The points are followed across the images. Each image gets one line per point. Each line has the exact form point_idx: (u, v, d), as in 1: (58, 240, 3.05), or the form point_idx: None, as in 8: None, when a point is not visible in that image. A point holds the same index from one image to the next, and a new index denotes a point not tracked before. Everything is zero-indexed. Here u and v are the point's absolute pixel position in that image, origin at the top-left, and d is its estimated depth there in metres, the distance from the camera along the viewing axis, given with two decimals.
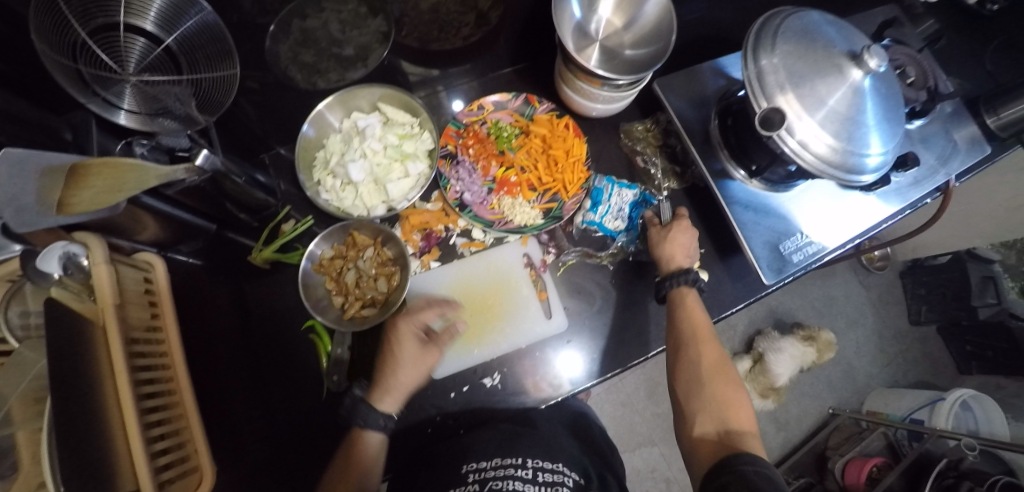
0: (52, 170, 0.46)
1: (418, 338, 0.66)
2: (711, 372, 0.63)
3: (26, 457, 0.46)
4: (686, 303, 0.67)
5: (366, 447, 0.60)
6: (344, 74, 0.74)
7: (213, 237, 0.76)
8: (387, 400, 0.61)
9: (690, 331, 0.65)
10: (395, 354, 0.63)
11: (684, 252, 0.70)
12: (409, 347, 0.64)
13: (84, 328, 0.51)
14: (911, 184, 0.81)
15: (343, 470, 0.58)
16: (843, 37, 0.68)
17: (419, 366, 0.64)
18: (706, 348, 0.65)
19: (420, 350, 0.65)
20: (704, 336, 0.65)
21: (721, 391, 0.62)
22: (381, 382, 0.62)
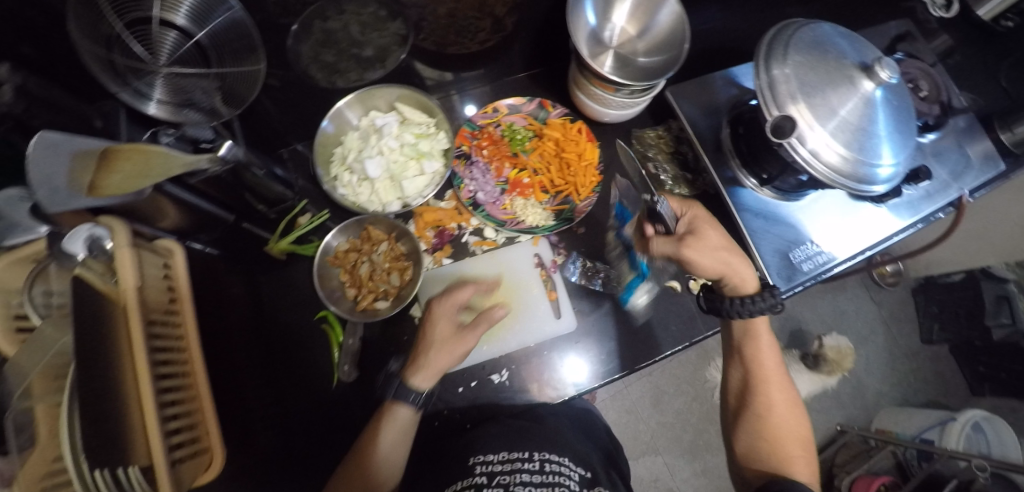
0: (82, 153, 0.49)
1: (453, 322, 0.65)
2: (777, 414, 0.66)
3: (43, 432, 0.47)
4: (756, 344, 0.68)
5: (398, 419, 0.61)
6: (363, 74, 0.76)
7: (231, 227, 0.78)
8: (420, 375, 0.62)
9: (756, 368, 0.68)
10: (428, 335, 0.63)
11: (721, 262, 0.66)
12: (442, 329, 0.64)
13: (108, 308, 0.53)
14: (923, 197, 0.81)
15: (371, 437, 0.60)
16: (854, 49, 0.69)
17: (453, 348, 0.63)
18: (775, 388, 0.67)
19: (454, 333, 0.64)
20: (774, 380, 0.67)
21: (781, 441, 0.64)
22: (415, 360, 0.63)
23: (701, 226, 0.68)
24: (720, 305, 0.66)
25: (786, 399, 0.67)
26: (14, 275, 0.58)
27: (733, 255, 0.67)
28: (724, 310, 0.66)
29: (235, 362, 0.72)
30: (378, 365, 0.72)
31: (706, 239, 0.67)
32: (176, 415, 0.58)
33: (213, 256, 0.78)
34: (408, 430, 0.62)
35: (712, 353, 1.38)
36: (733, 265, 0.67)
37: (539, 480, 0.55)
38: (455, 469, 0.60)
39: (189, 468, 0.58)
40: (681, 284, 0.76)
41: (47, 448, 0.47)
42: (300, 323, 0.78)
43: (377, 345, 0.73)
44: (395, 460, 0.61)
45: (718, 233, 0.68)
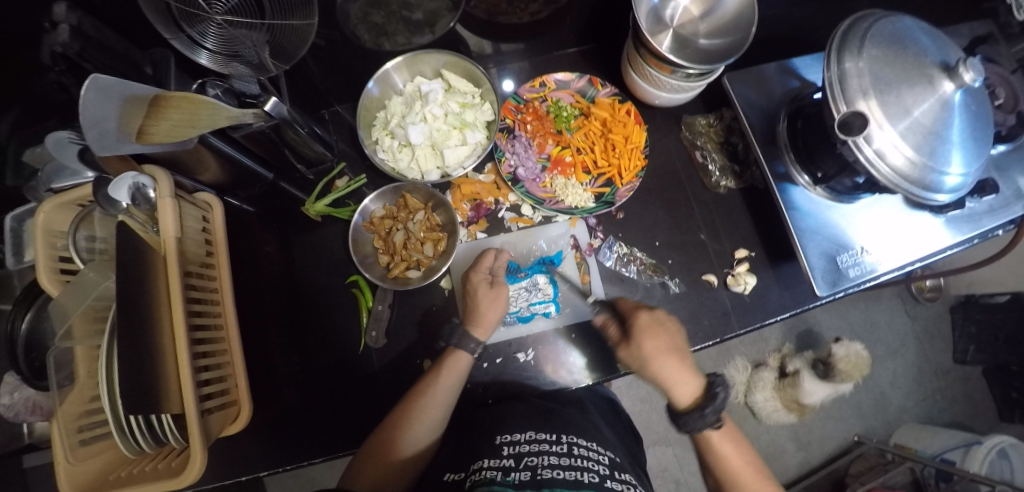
0: (135, 98, 0.49)
1: (487, 281, 0.68)
2: None
3: (81, 373, 0.53)
4: (718, 453, 0.62)
5: (455, 363, 0.64)
6: (411, 39, 0.73)
7: (268, 185, 0.78)
8: (480, 329, 0.65)
9: (727, 476, 0.62)
10: (472, 302, 0.65)
11: (674, 377, 0.59)
12: (480, 291, 0.66)
13: (148, 256, 0.54)
14: (986, 211, 0.76)
15: (402, 412, 0.61)
16: (936, 47, 0.64)
17: (498, 301, 0.66)
18: (754, 484, 0.61)
19: (491, 288, 0.67)
20: (749, 478, 0.61)
21: None
22: (470, 320, 0.66)
23: (638, 332, 0.62)
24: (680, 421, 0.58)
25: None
26: (60, 219, 0.59)
27: (684, 362, 0.60)
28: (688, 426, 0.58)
29: (267, 323, 0.74)
30: (405, 352, 0.72)
31: (664, 358, 0.59)
32: (207, 365, 0.59)
33: (250, 212, 0.78)
34: (460, 381, 0.64)
35: (732, 353, 1.35)
36: (682, 375, 0.59)
37: (566, 462, 0.52)
38: (482, 446, 0.58)
39: (217, 419, 0.59)
40: (718, 278, 0.74)
41: (85, 387, 0.53)
42: (326, 286, 0.77)
43: (405, 315, 0.72)
44: (425, 437, 0.61)
45: (657, 341, 0.61)
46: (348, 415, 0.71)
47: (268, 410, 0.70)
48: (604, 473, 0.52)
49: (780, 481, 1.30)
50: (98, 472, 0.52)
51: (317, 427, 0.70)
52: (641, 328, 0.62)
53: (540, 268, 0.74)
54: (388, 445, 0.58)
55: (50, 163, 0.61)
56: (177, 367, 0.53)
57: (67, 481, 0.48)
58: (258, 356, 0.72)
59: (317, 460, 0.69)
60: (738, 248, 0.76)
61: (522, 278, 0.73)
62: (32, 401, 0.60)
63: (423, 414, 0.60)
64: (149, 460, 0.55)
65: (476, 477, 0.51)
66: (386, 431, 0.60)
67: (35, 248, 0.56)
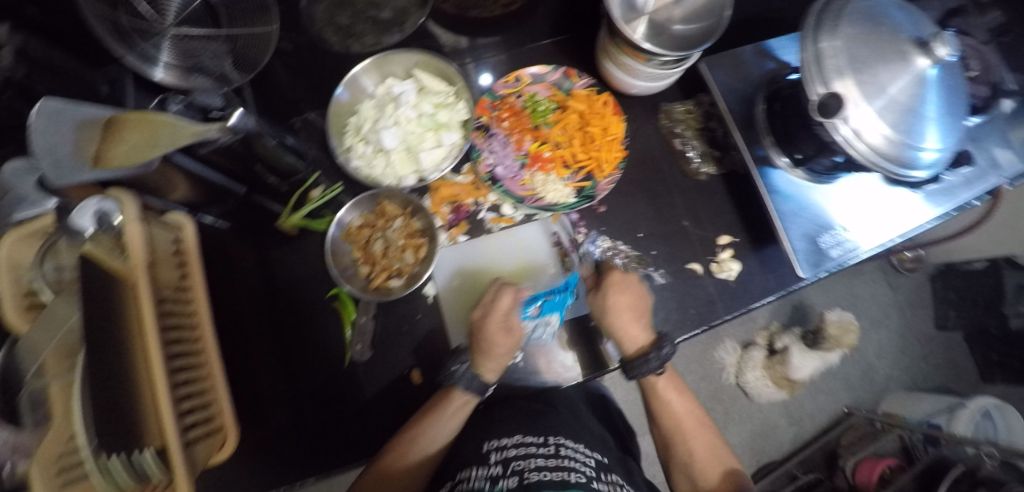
0: (87, 123, 0.46)
1: (504, 326, 0.63)
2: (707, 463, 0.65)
3: (58, 408, 0.45)
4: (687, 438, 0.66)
5: (459, 408, 0.62)
6: (380, 39, 0.70)
7: (241, 199, 0.76)
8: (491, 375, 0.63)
9: (688, 454, 0.66)
10: (487, 351, 0.62)
11: (632, 312, 0.64)
12: (499, 343, 0.62)
13: (116, 286, 0.52)
14: (962, 183, 0.77)
15: (393, 453, 0.60)
16: (909, 21, 0.64)
17: (513, 350, 0.64)
18: (696, 435, 0.67)
19: (507, 337, 0.63)
20: (689, 426, 0.68)
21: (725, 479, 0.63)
22: (480, 363, 0.63)
23: (607, 284, 0.66)
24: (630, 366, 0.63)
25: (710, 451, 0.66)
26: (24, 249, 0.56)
27: (640, 321, 0.64)
28: (634, 372, 0.63)
29: (250, 345, 0.72)
30: (391, 364, 0.71)
31: (620, 308, 0.64)
32: (189, 394, 0.58)
33: (224, 229, 0.76)
34: (461, 415, 0.62)
35: (722, 335, 1.37)
36: (635, 329, 0.64)
37: (552, 464, 0.52)
38: (469, 452, 0.60)
39: (204, 448, 0.58)
40: (702, 266, 0.75)
41: (63, 426, 0.45)
42: (312, 300, 0.76)
43: (390, 324, 0.72)
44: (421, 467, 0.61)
45: (626, 294, 0.65)
46: (336, 433, 0.70)
47: (257, 430, 0.69)
48: (591, 474, 0.52)
49: (775, 456, 1.33)
50: None
51: (305, 447, 0.69)
52: (610, 276, 0.66)
53: (556, 307, 0.68)
54: (385, 481, 0.58)
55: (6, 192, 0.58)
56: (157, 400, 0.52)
57: None
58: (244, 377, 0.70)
59: (305, 481, 0.68)
60: (721, 234, 0.76)
61: (535, 316, 0.67)
62: None
63: (414, 453, 0.60)
64: None
65: None
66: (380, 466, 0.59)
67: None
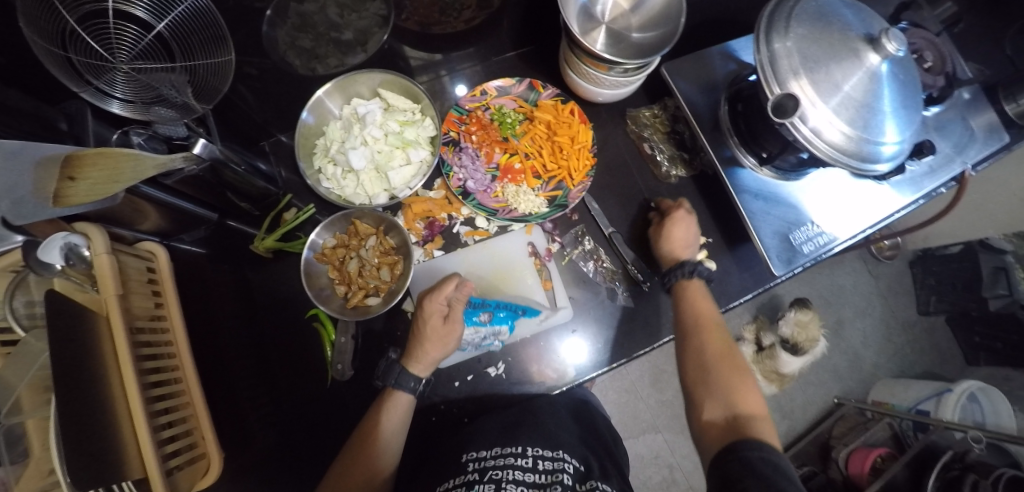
0: (48, 159, 0.45)
1: (443, 314, 0.64)
2: (717, 357, 0.62)
3: (35, 444, 0.50)
4: (689, 296, 0.67)
5: (399, 403, 0.62)
6: (344, 60, 0.72)
7: (215, 225, 0.76)
8: (418, 365, 0.63)
9: (693, 321, 0.65)
10: (417, 330, 0.63)
11: (683, 244, 0.70)
12: (430, 324, 0.63)
13: (88, 319, 0.51)
14: (926, 173, 0.79)
15: (353, 453, 0.59)
16: (859, 19, 0.66)
17: (444, 340, 0.63)
18: (720, 363, 0.61)
19: (442, 325, 0.63)
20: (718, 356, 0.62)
21: (730, 376, 0.59)
22: (411, 352, 0.63)
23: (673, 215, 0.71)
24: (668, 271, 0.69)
25: (740, 376, 0.60)
26: None
27: (687, 248, 0.70)
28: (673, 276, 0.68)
29: (230, 367, 0.72)
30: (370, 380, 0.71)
31: (676, 228, 0.70)
32: (169, 421, 0.58)
33: (199, 255, 0.75)
34: (404, 417, 0.62)
35: None
36: (687, 245, 0.70)
37: (532, 479, 0.55)
38: (448, 466, 0.60)
39: (186, 475, 0.58)
40: None
41: (42, 460, 0.50)
42: (290, 322, 0.75)
43: (370, 342, 0.72)
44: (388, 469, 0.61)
45: (687, 224, 0.71)
46: (320, 451, 0.70)
47: (242, 455, 0.69)
48: (568, 485, 0.55)
49: None
50: None
51: (292, 466, 0.69)
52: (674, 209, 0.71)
53: (505, 319, 0.71)
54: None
55: None
56: (135, 431, 0.52)
57: None
58: (225, 401, 0.70)
59: None
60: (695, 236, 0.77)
61: (485, 322, 0.70)
62: None
63: (378, 454, 0.59)
64: None
65: None
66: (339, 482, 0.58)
67: None
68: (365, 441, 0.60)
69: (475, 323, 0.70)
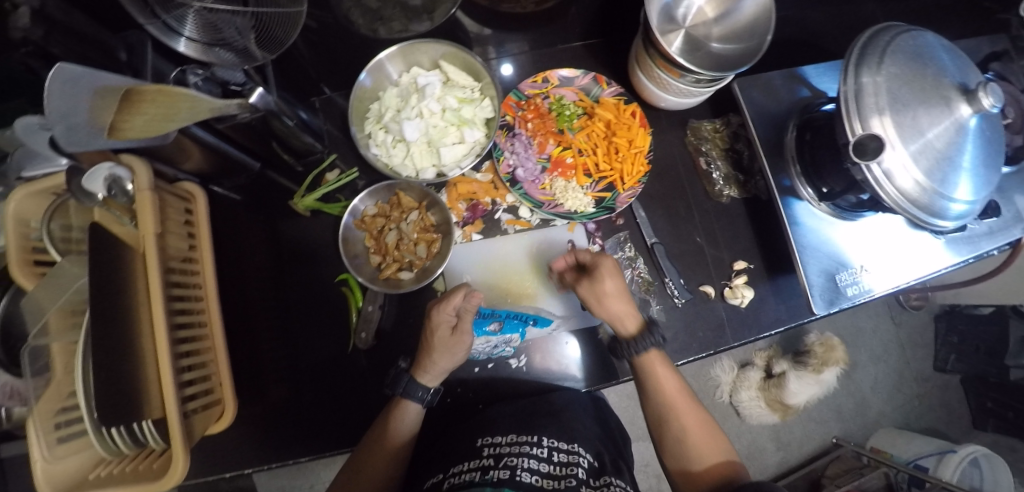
0: (105, 90, 0.45)
1: (451, 324, 0.62)
2: (677, 406, 0.63)
3: (59, 365, 0.53)
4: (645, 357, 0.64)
5: (405, 412, 0.63)
6: (407, 26, 0.68)
7: (255, 175, 0.75)
8: (426, 375, 0.63)
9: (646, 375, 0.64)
10: (426, 341, 0.61)
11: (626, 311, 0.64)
12: (438, 336, 0.61)
13: (122, 253, 0.51)
14: (985, 234, 0.75)
15: (358, 462, 0.61)
16: (956, 66, 0.62)
17: (452, 352, 0.62)
18: (686, 412, 0.63)
19: (450, 337, 0.61)
20: (681, 404, 0.63)
21: (693, 428, 0.63)
22: (418, 361, 0.63)
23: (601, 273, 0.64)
24: (619, 348, 0.65)
25: (698, 421, 0.63)
26: (32, 207, 0.59)
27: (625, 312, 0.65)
28: (625, 352, 0.64)
29: (255, 318, 0.72)
30: (393, 350, 0.71)
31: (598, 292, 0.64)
32: (190, 365, 0.58)
33: (235, 202, 0.75)
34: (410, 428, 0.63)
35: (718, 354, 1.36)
36: (627, 312, 0.64)
37: (546, 469, 0.53)
38: (461, 447, 0.60)
39: (201, 420, 0.58)
40: (715, 290, 0.73)
41: (62, 383, 0.53)
42: (317, 283, 0.74)
43: (399, 312, 0.72)
44: (393, 468, 0.63)
45: (616, 290, 0.64)
46: (334, 416, 0.70)
47: (257, 405, 0.69)
48: (582, 479, 0.53)
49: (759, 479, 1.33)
50: (76, 473, 0.52)
51: (302, 427, 0.69)
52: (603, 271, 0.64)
53: (516, 327, 0.69)
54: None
55: (20, 147, 0.60)
56: (159, 369, 0.52)
57: (45, 481, 0.49)
58: (245, 350, 0.70)
59: (303, 460, 0.68)
60: (737, 259, 0.75)
61: (494, 331, 0.68)
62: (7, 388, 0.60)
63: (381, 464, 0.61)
64: (129, 461, 0.56)
65: (455, 480, 0.52)
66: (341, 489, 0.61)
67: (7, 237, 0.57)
68: (366, 449, 0.61)
69: (485, 332, 0.68)
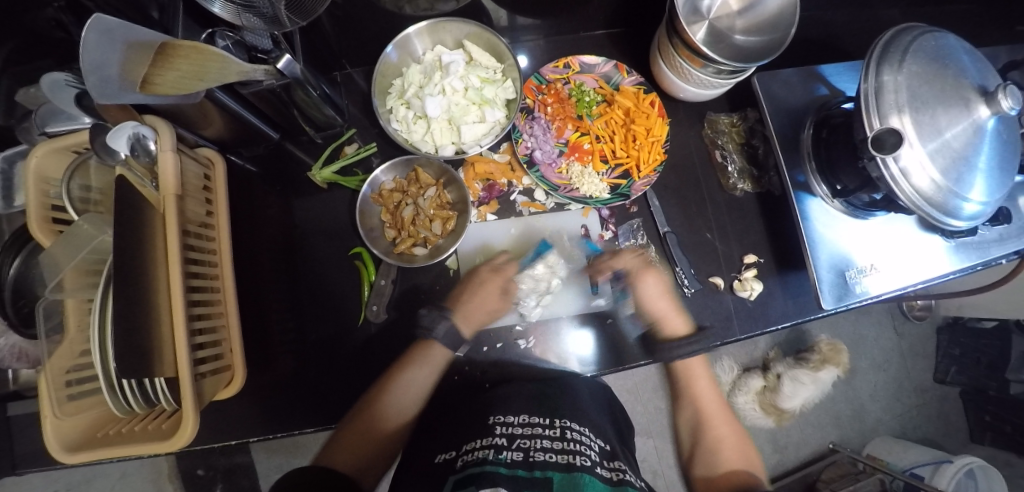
0: (138, 46, 0.46)
1: (502, 289, 0.71)
2: (713, 413, 0.73)
3: (71, 322, 0.53)
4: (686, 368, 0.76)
5: (431, 359, 0.67)
6: (434, 4, 0.70)
7: (273, 146, 0.76)
8: (466, 322, 0.68)
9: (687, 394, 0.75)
10: (477, 288, 0.70)
11: (671, 313, 0.70)
12: (489, 289, 0.70)
13: (144, 210, 0.51)
14: (996, 240, 0.75)
15: (366, 411, 0.66)
16: (976, 68, 0.63)
17: (491, 308, 0.69)
18: (720, 421, 0.72)
19: (498, 298, 0.70)
20: (717, 416, 0.73)
21: (728, 446, 0.68)
22: (459, 305, 0.69)
23: (643, 271, 0.72)
24: (658, 348, 0.68)
25: (727, 434, 0.70)
26: (54, 164, 0.59)
27: (671, 304, 0.71)
28: (662, 354, 0.67)
29: (263, 288, 0.72)
30: (408, 313, 0.72)
31: (647, 287, 0.71)
32: (202, 328, 0.58)
33: (251, 172, 0.76)
34: (432, 374, 0.68)
35: (719, 356, 1.36)
36: (670, 313, 0.70)
37: (558, 446, 0.52)
38: (471, 423, 0.59)
39: (210, 384, 0.58)
40: (724, 281, 0.74)
41: (74, 341, 0.53)
42: (330, 255, 0.75)
43: (409, 289, 0.72)
44: (405, 410, 0.68)
45: (655, 282, 0.72)
46: (337, 388, 0.69)
47: (264, 375, 0.69)
48: (595, 459, 0.52)
49: None
50: (85, 429, 0.53)
51: (304, 399, 0.69)
52: (644, 268, 0.72)
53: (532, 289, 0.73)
54: (354, 445, 0.64)
55: (43, 104, 0.61)
56: (173, 327, 0.51)
57: (56, 437, 0.49)
58: (253, 318, 0.70)
59: (306, 431, 0.68)
60: (747, 253, 0.75)
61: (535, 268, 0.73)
62: (19, 349, 0.61)
63: (388, 414, 0.66)
64: (137, 420, 0.56)
65: (468, 457, 0.51)
66: (364, 423, 0.65)
67: (27, 192, 0.57)
68: (375, 400, 0.66)
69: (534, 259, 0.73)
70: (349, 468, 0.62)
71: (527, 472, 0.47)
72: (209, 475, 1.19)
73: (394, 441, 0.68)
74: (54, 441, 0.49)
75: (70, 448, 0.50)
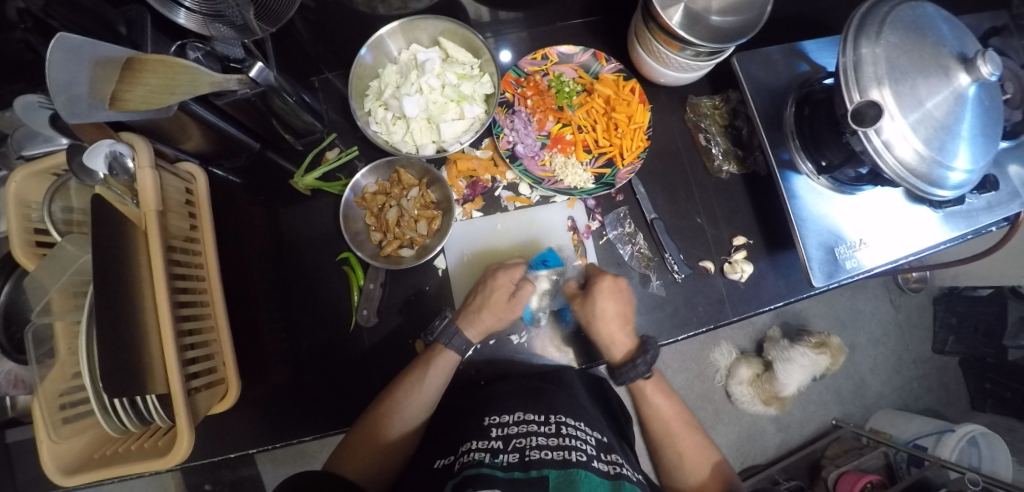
0: (104, 62, 0.45)
1: (509, 291, 0.67)
2: (671, 424, 0.68)
3: (63, 347, 0.52)
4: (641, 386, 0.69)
5: (443, 362, 0.64)
6: (407, 3, 0.69)
7: (255, 156, 0.75)
8: (472, 330, 0.66)
9: (653, 412, 0.69)
10: (483, 296, 0.66)
11: (620, 328, 0.66)
12: (496, 295, 0.66)
13: (125, 229, 0.51)
14: (984, 208, 0.75)
15: (376, 417, 0.61)
16: (954, 35, 0.62)
17: (499, 314, 0.66)
18: (685, 435, 0.68)
19: (507, 301, 0.66)
20: (679, 431, 0.68)
21: (695, 453, 0.67)
22: (464, 309, 0.67)
23: (598, 289, 0.66)
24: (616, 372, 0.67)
25: (689, 435, 0.68)
26: (35, 187, 0.59)
27: (625, 325, 0.66)
28: (620, 377, 0.66)
29: (254, 300, 0.72)
30: (418, 319, 0.72)
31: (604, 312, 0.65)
32: (193, 342, 0.58)
33: (235, 184, 0.75)
34: (446, 374, 0.65)
35: (718, 340, 1.37)
36: (615, 337, 0.66)
37: (554, 442, 0.52)
38: (467, 423, 0.59)
39: (205, 398, 0.58)
40: (714, 265, 0.74)
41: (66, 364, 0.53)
42: (319, 261, 0.74)
43: (398, 291, 0.72)
44: (414, 417, 0.63)
45: (616, 301, 0.66)
46: (335, 395, 0.70)
47: (260, 386, 0.69)
48: (592, 452, 0.52)
49: (759, 460, 1.34)
50: (82, 450, 0.53)
51: (304, 407, 0.69)
52: (601, 282, 0.66)
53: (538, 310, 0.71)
54: (361, 454, 0.60)
55: (19, 127, 0.60)
56: (161, 344, 0.51)
57: (53, 460, 0.49)
58: (246, 330, 0.70)
59: (307, 438, 0.68)
60: (736, 235, 0.75)
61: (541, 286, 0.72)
62: (14, 375, 0.61)
63: (398, 418, 0.62)
64: (134, 439, 0.57)
65: (466, 459, 0.51)
66: (370, 430, 0.61)
67: (9, 219, 0.56)
68: (386, 404, 0.62)
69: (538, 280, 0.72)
70: (356, 475, 0.59)
71: (523, 473, 0.46)
72: (217, 490, 1.20)
73: (403, 450, 0.63)
74: (51, 464, 0.49)
75: (67, 471, 0.50)
